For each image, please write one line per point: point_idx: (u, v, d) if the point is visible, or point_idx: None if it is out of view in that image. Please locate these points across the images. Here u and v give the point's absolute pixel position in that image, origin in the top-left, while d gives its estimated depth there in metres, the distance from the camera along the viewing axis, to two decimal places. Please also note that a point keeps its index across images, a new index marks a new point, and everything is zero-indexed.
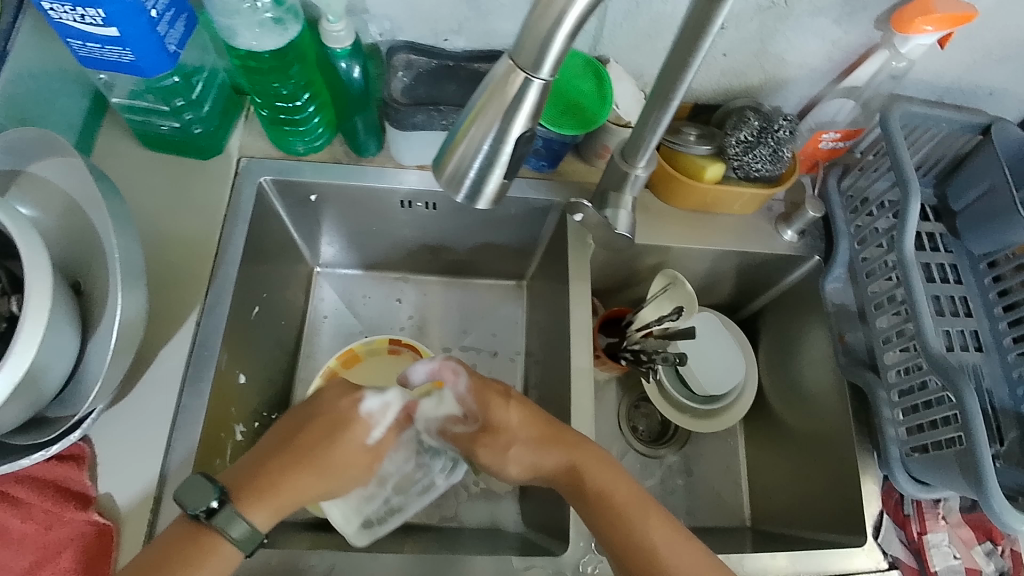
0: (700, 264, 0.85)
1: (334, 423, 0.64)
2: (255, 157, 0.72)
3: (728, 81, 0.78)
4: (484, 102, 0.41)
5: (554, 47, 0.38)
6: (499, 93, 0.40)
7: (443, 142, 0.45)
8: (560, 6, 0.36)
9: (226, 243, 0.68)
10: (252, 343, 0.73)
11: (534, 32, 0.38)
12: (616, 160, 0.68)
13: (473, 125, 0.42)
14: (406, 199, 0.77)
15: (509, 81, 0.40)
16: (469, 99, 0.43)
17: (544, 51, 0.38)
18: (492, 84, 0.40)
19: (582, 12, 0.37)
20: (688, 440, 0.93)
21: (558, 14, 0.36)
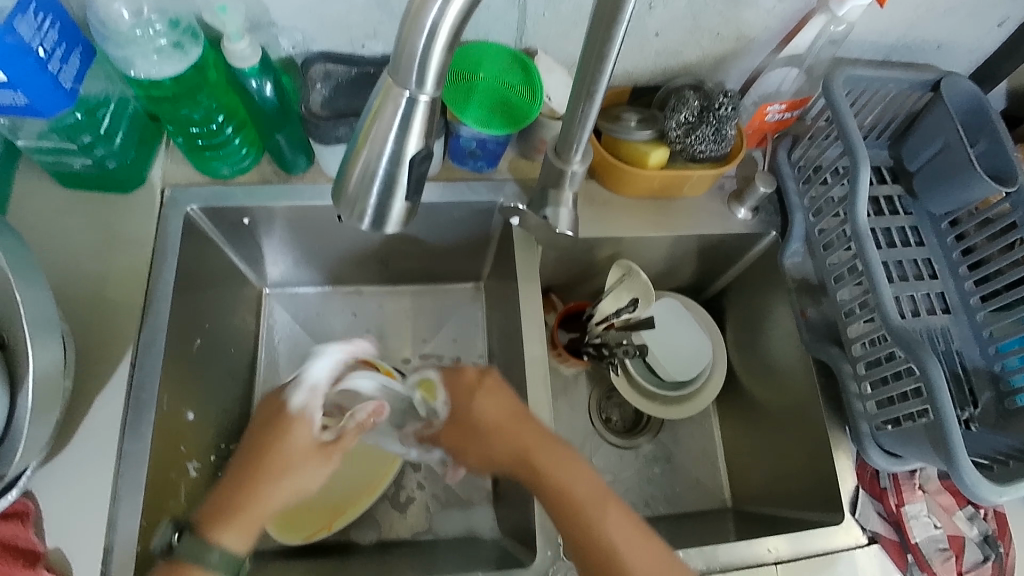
0: (656, 250, 0.83)
1: (302, 447, 0.66)
2: (180, 185, 0.70)
3: (665, 61, 0.75)
4: (379, 107, 0.38)
5: (432, 59, 0.35)
6: (386, 114, 0.38)
7: (339, 168, 0.42)
8: (431, 19, 0.34)
9: (157, 279, 0.66)
10: (199, 377, 0.71)
11: (405, 49, 0.35)
12: (550, 157, 0.65)
13: (363, 147, 0.39)
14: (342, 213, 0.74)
15: (391, 103, 0.37)
16: (359, 121, 0.40)
17: (423, 68, 0.36)
18: (376, 104, 0.38)
19: (456, 22, 0.34)
20: (663, 426, 0.92)
21: (430, 25, 0.34)
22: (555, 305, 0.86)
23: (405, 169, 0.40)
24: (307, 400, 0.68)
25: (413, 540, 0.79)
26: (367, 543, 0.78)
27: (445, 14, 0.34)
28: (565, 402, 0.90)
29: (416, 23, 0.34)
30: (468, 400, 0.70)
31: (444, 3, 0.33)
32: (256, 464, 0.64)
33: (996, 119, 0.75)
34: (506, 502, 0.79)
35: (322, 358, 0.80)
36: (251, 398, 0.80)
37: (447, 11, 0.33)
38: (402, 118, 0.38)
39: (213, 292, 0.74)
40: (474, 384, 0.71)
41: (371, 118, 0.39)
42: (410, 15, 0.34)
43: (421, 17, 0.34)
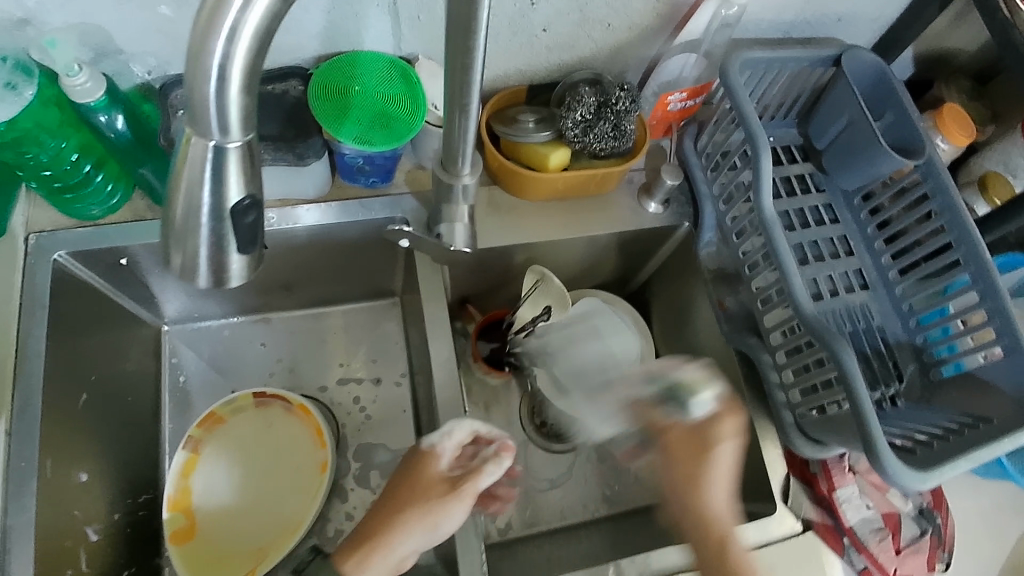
0: (570, 251, 0.80)
1: (433, 485, 0.62)
2: (45, 231, 0.64)
3: (558, 56, 0.72)
4: (183, 157, 0.34)
5: (231, 103, 0.32)
6: (195, 165, 0.34)
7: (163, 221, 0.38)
8: (215, 62, 0.30)
9: (27, 337, 0.61)
10: (91, 434, 0.66)
11: (197, 95, 0.31)
12: (438, 171, 0.62)
13: (178, 200, 0.36)
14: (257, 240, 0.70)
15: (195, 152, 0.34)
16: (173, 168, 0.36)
17: (223, 114, 0.32)
18: (183, 153, 0.34)
19: (247, 61, 0.31)
20: (598, 425, 0.90)
21: (216, 68, 0.30)
22: (474, 317, 0.84)
23: (231, 221, 0.36)
24: (434, 440, 0.64)
25: None
26: None
27: (232, 56, 0.30)
28: (496, 412, 0.88)
29: (199, 68, 0.30)
30: (711, 430, 0.67)
31: (227, 41, 0.30)
32: (389, 502, 0.62)
33: (899, 89, 0.74)
34: None
35: (229, 397, 0.76)
36: (159, 445, 0.76)
37: (233, 53, 0.30)
38: (213, 168, 0.34)
39: (101, 340, 0.69)
40: (681, 447, 0.68)
41: (179, 170, 0.35)
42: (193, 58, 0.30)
43: (203, 61, 0.30)
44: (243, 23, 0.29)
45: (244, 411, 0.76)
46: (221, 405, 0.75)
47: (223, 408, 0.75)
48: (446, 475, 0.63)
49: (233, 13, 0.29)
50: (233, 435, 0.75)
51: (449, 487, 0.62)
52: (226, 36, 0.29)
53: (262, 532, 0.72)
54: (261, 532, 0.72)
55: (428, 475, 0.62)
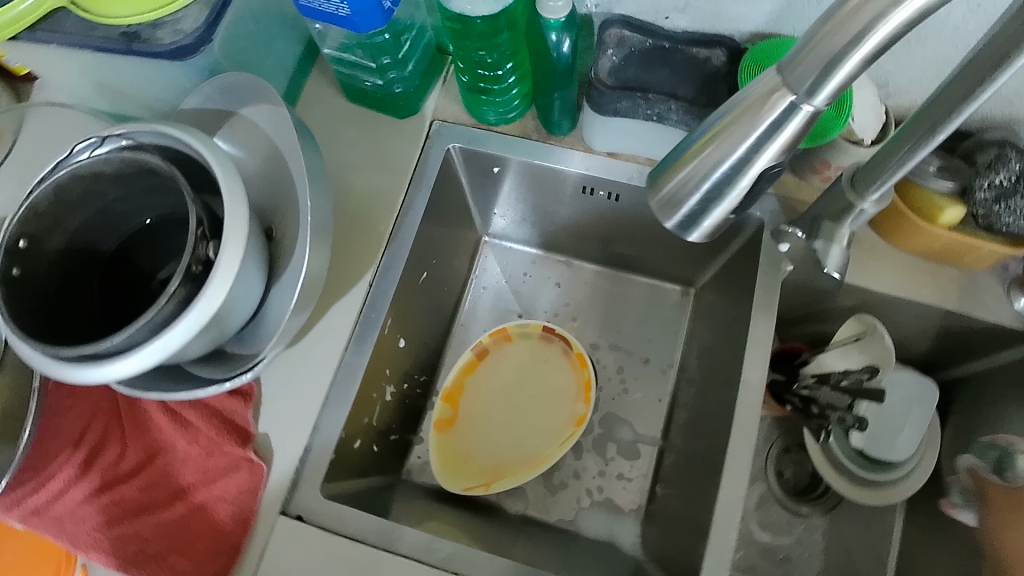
0: (904, 316, 0.74)
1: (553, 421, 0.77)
2: (447, 121, 0.70)
3: (991, 107, 0.65)
4: (730, 119, 0.35)
5: (842, 70, 0.31)
6: (754, 123, 0.34)
7: (663, 161, 0.39)
8: (861, 27, 0.29)
9: (408, 207, 0.67)
10: (414, 308, 0.72)
11: (817, 48, 0.31)
12: (841, 186, 0.58)
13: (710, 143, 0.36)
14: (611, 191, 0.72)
15: (768, 103, 0.33)
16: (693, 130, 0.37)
17: (824, 79, 0.32)
18: (740, 110, 0.34)
19: (892, 32, 0.29)
20: (838, 504, 0.83)
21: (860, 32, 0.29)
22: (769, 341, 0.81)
23: (745, 181, 0.37)
24: (570, 382, 0.78)
25: (555, 525, 0.77)
26: (511, 512, 0.78)
27: (886, 22, 0.29)
28: None
29: (852, 22, 0.30)
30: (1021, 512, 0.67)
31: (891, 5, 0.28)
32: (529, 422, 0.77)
33: None
34: (662, 524, 0.75)
35: (523, 321, 0.80)
36: (446, 338, 0.81)
37: (888, 21, 0.29)
38: (770, 125, 0.34)
39: (447, 229, 0.75)
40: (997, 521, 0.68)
41: (729, 117, 0.35)
42: (841, 12, 0.30)
43: (859, 21, 0.29)
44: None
45: (530, 339, 0.79)
46: (514, 325, 0.79)
47: (514, 328, 0.79)
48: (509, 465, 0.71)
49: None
50: (511, 356, 0.79)
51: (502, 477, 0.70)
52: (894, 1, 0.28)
53: (513, 453, 0.75)
54: (513, 453, 0.75)
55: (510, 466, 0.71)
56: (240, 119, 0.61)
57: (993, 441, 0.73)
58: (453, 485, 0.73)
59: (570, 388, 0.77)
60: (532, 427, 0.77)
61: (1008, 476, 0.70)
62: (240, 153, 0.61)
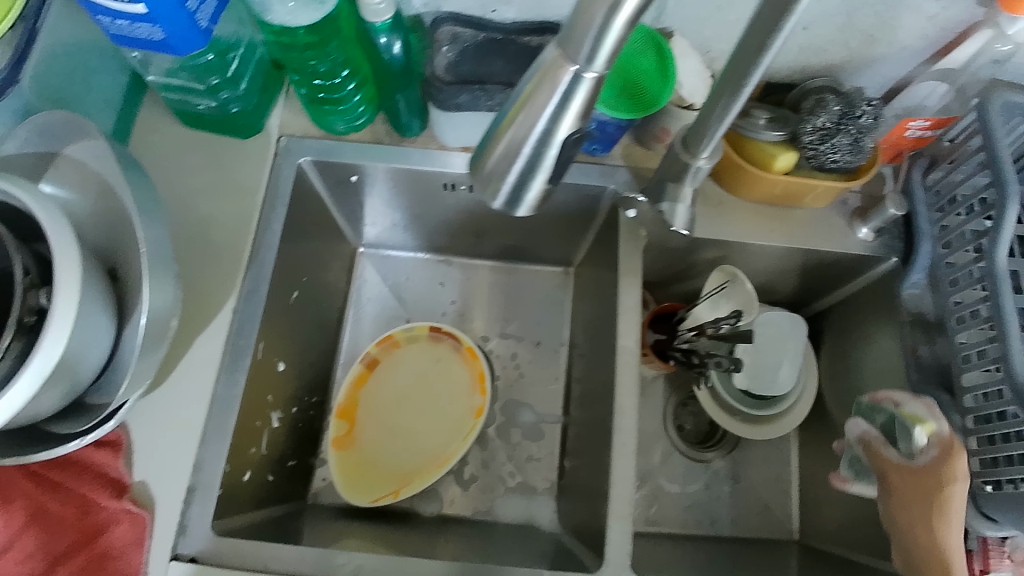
0: (764, 262, 0.79)
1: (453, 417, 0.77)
2: (295, 135, 0.69)
3: (807, 58, 0.70)
4: (535, 85, 0.36)
5: (611, 35, 0.33)
6: (543, 100, 0.36)
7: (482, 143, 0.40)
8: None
9: (265, 228, 0.66)
10: (291, 329, 0.71)
11: (581, 21, 0.33)
12: (675, 149, 0.61)
13: (516, 119, 0.37)
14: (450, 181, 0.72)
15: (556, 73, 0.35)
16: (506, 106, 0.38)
17: (596, 47, 0.33)
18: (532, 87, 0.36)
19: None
20: (737, 444, 0.89)
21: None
22: (647, 304, 0.83)
23: (553, 152, 0.38)
24: (464, 377, 0.78)
25: (471, 518, 0.78)
26: (426, 514, 0.78)
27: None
28: (642, 403, 0.88)
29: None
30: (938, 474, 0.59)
31: None
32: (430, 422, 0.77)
33: None
34: (572, 496, 0.77)
35: (408, 324, 0.79)
36: (334, 354, 0.80)
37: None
38: (561, 97, 0.35)
39: (315, 244, 0.74)
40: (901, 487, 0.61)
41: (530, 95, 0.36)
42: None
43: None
44: None
45: (418, 341, 0.79)
46: (400, 330, 0.79)
47: (401, 333, 0.79)
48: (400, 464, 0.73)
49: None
50: (401, 361, 0.78)
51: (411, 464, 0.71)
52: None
53: (417, 457, 0.75)
54: (417, 457, 0.75)
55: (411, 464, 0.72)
56: (65, 160, 0.57)
57: (878, 403, 0.66)
58: (360, 500, 0.72)
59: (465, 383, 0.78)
60: (433, 427, 0.76)
61: (904, 447, 0.63)
62: (70, 195, 0.58)
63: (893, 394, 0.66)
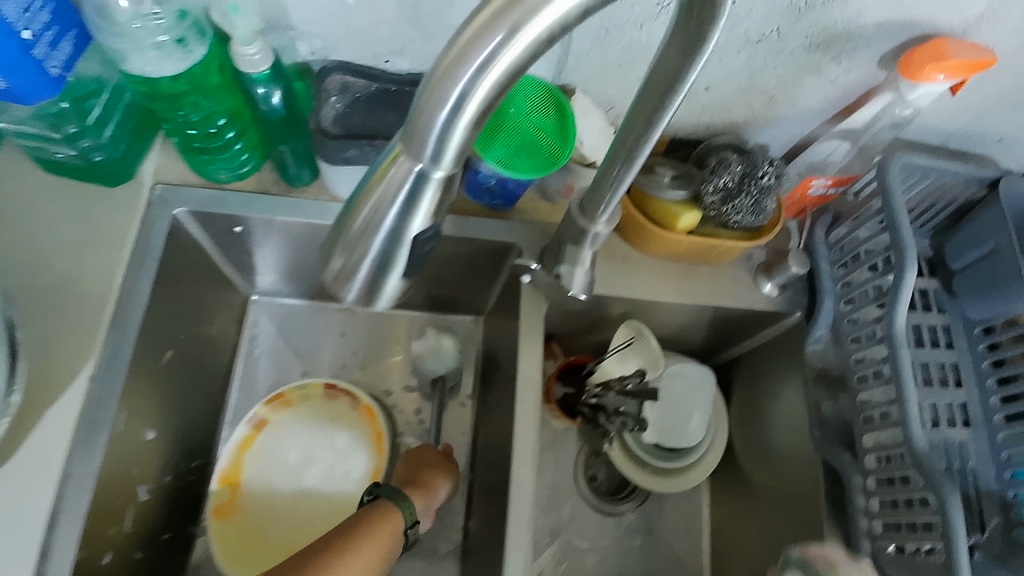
0: (673, 317, 0.77)
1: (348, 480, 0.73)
2: (172, 184, 0.64)
3: (710, 116, 0.69)
4: (378, 176, 0.33)
5: (455, 134, 0.30)
6: (388, 188, 0.32)
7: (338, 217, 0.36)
8: (450, 95, 0.28)
9: (132, 287, 0.61)
10: (164, 393, 0.65)
11: (421, 118, 0.30)
12: (573, 212, 0.59)
13: (362, 210, 0.33)
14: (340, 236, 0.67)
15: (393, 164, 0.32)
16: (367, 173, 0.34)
17: (440, 144, 0.30)
18: (384, 165, 0.32)
19: (486, 97, 0.29)
20: (649, 496, 0.87)
21: (455, 98, 0.28)
22: (556, 355, 0.82)
23: (406, 249, 0.35)
24: (360, 436, 0.75)
25: None
26: None
27: (477, 86, 0.28)
28: (554, 455, 0.85)
29: (438, 87, 0.28)
30: None
31: (476, 72, 0.28)
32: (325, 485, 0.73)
33: None
34: (476, 560, 0.73)
35: (301, 382, 0.76)
36: (221, 412, 0.75)
37: (477, 85, 0.28)
38: (408, 193, 0.32)
39: (197, 297, 0.69)
40: None
41: (373, 183, 0.33)
42: (436, 74, 0.28)
43: (444, 86, 0.28)
44: (499, 57, 0.27)
45: (311, 399, 0.76)
46: (291, 388, 0.76)
47: (292, 391, 0.76)
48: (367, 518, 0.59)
49: (494, 48, 0.27)
50: (293, 421, 0.75)
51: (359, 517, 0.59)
52: (476, 68, 0.27)
53: (308, 525, 0.71)
54: (306, 525, 0.71)
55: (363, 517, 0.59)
56: None
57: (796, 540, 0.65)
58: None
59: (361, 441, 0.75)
60: (326, 491, 0.72)
61: None
62: None
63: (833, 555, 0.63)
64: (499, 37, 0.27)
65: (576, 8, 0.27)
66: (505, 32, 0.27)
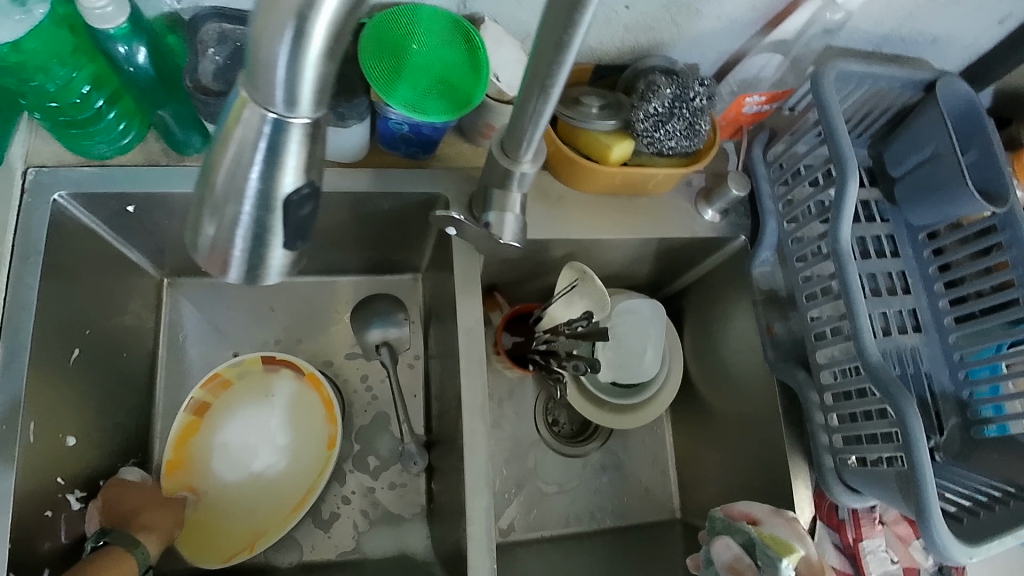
0: (615, 254, 0.74)
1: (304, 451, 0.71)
2: (47, 165, 0.57)
3: (634, 37, 0.64)
4: (229, 128, 0.28)
5: (307, 72, 0.26)
6: (243, 144, 0.28)
7: (202, 176, 0.31)
8: (291, 20, 0.24)
9: (18, 284, 0.55)
10: (79, 394, 0.60)
11: (261, 54, 0.25)
12: (495, 153, 0.55)
13: (217, 175, 0.29)
14: None
15: (237, 116, 0.28)
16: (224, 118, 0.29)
17: (292, 81, 0.26)
18: (235, 109, 0.28)
19: (335, 19, 0.24)
20: (612, 433, 0.85)
21: (294, 23, 0.24)
22: (500, 306, 0.78)
23: (280, 213, 0.30)
24: (308, 404, 0.73)
25: (336, 562, 0.70)
26: (284, 565, 0.70)
27: (320, 5, 0.24)
28: (511, 405, 0.83)
29: (277, 11, 0.24)
30: None
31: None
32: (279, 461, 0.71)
33: (987, 123, 0.67)
34: (440, 520, 0.71)
35: (235, 359, 0.72)
36: (150, 406, 0.70)
37: (323, 4, 0.24)
38: (267, 147, 0.28)
39: (100, 288, 0.63)
40: None
41: (223, 142, 0.28)
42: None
43: (284, 7, 0.24)
44: None
45: (250, 375, 0.72)
46: (227, 366, 0.71)
47: (228, 370, 0.71)
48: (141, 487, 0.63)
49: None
50: (234, 400, 0.71)
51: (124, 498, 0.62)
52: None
53: (272, 502, 0.69)
54: (268, 502, 0.69)
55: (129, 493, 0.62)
56: None
57: (737, 524, 0.62)
58: (211, 561, 0.66)
59: (310, 409, 0.73)
60: (283, 466, 0.71)
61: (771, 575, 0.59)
62: None
63: (756, 513, 0.64)
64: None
65: None
66: None
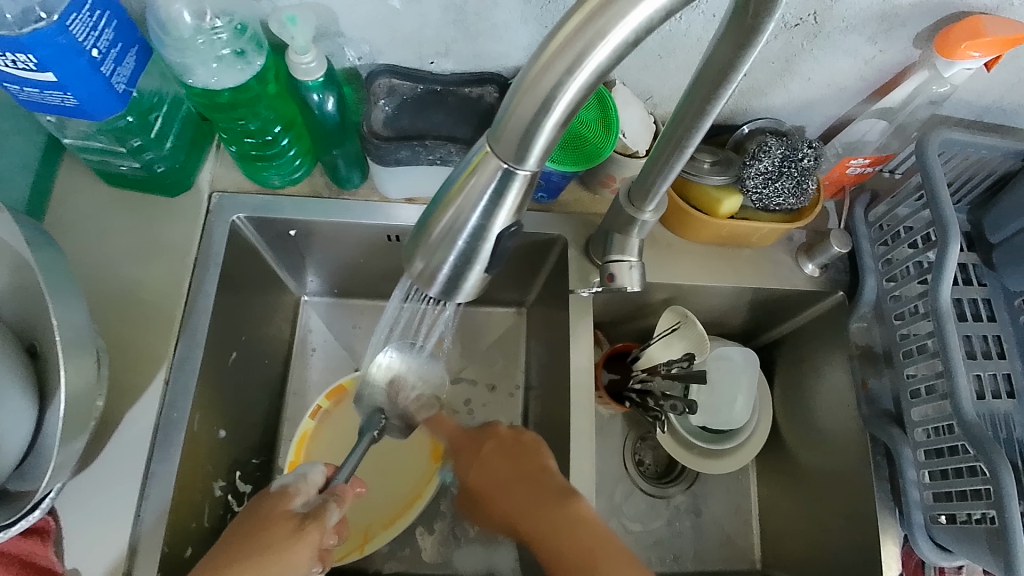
0: (714, 301, 0.79)
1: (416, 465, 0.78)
2: (228, 192, 0.66)
3: (747, 101, 0.70)
4: (464, 179, 0.35)
5: (540, 136, 0.32)
6: (461, 208, 0.35)
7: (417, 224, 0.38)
8: None
9: (197, 292, 0.63)
10: (229, 393, 0.68)
11: (513, 120, 0.31)
12: (620, 202, 0.60)
13: (434, 229, 0.36)
14: (393, 233, 0.70)
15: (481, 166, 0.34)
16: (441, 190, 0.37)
17: (526, 145, 0.32)
18: (462, 178, 0.35)
19: (573, 99, 0.31)
20: (697, 477, 0.87)
21: (543, 101, 0.30)
22: (601, 343, 0.83)
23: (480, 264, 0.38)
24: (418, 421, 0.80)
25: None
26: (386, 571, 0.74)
27: (567, 88, 0.30)
28: (601, 440, 0.86)
29: None
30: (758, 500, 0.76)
31: (563, 78, 0.30)
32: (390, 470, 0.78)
33: None
34: None
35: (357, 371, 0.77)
36: (280, 409, 0.77)
37: None
38: (493, 191, 0.34)
39: (253, 300, 0.71)
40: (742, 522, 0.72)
41: (445, 207, 0.36)
42: (524, 83, 0.30)
43: None
44: (589, 56, 0.29)
45: None
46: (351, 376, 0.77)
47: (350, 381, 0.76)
48: (296, 513, 0.56)
49: None
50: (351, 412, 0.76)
51: (296, 528, 0.54)
52: None
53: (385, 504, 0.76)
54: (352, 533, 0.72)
55: (277, 510, 0.56)
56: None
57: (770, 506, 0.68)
58: None
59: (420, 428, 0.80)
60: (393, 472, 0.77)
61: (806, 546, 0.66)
62: None
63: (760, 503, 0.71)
64: (573, 26, 0.29)
65: (659, 10, 0.28)
66: (600, 34, 0.28)
